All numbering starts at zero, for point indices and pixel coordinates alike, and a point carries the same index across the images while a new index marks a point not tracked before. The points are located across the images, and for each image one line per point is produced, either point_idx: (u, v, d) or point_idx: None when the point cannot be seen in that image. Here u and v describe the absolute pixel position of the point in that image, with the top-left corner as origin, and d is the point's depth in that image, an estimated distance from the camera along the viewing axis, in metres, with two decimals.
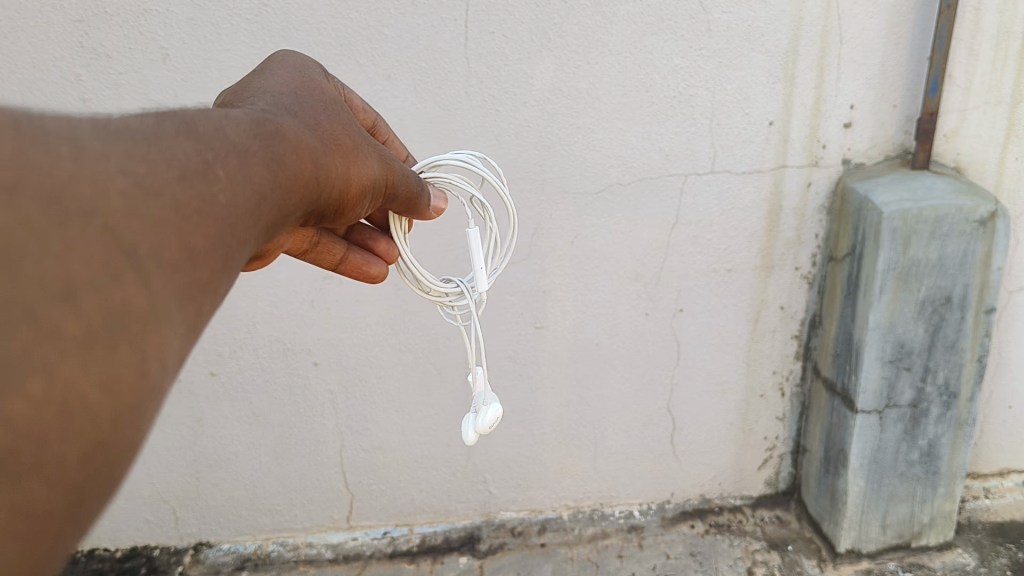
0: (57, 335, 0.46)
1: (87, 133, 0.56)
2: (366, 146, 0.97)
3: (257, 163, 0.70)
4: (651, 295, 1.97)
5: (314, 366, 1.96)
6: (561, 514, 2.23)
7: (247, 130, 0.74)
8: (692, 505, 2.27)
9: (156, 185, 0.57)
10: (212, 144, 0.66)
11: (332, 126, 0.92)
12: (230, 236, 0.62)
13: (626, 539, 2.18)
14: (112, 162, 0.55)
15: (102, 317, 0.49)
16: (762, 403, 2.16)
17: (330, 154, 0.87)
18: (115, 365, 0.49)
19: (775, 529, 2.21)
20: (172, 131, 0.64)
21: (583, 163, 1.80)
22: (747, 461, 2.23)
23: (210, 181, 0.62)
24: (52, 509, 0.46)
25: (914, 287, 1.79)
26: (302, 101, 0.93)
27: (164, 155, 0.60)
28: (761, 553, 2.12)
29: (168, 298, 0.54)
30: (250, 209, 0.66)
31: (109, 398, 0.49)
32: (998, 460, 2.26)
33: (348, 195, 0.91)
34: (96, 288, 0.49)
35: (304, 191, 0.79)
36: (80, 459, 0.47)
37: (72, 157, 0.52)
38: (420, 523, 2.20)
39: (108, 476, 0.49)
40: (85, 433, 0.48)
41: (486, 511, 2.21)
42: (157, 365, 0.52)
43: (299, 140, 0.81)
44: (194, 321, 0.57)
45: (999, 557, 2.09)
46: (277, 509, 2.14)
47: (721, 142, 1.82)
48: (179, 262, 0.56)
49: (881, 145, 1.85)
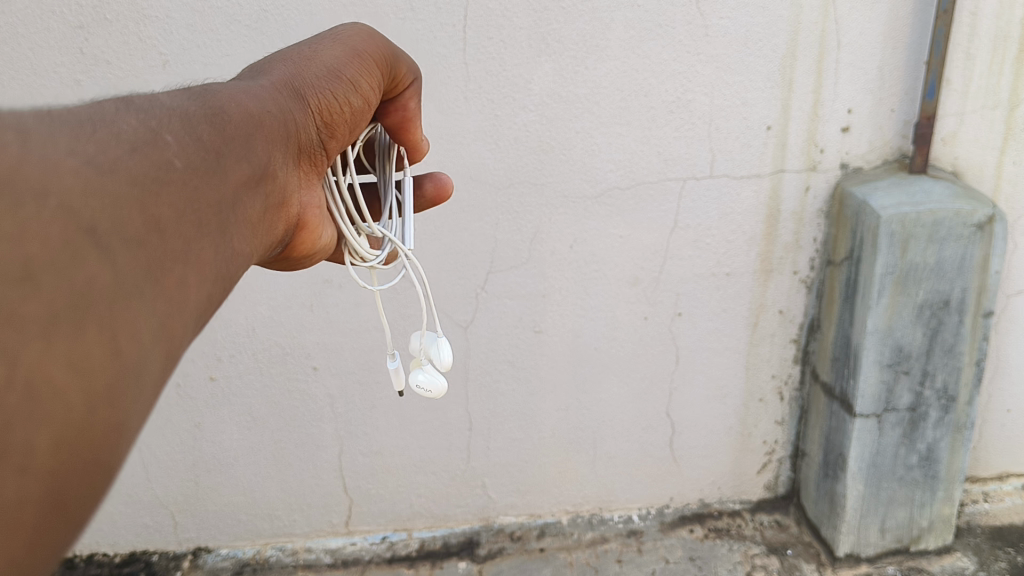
0: (17, 317, 0.43)
1: (32, 121, 0.56)
2: (318, 49, 0.95)
3: (203, 121, 0.71)
4: (651, 298, 1.97)
5: (313, 370, 1.96)
6: (560, 518, 2.23)
7: (179, 95, 0.74)
8: (692, 509, 2.27)
9: (108, 163, 0.56)
10: (153, 112, 0.67)
11: (267, 71, 0.92)
12: (193, 201, 0.62)
13: (626, 543, 2.18)
14: (59, 143, 0.54)
15: (66, 297, 0.46)
16: (761, 407, 2.16)
17: (276, 95, 0.88)
18: (83, 346, 0.46)
19: (774, 533, 2.21)
20: (112, 109, 0.65)
21: (583, 167, 1.81)
22: (746, 465, 2.23)
23: (164, 150, 0.63)
24: (25, 497, 0.41)
25: (913, 291, 1.79)
26: (260, 67, 0.94)
27: (110, 133, 0.60)
28: (760, 557, 2.13)
29: (133, 273, 0.52)
30: (209, 167, 0.67)
31: (81, 379, 0.45)
32: (997, 463, 2.26)
33: (318, 111, 0.90)
34: (56, 267, 0.46)
35: (268, 140, 0.81)
36: (54, 446, 0.43)
37: (20, 143, 0.51)
38: (420, 527, 2.20)
39: (92, 465, 0.45)
40: (59, 419, 0.43)
41: (486, 516, 2.21)
42: (128, 342, 0.49)
43: (247, 106, 0.80)
44: (176, 295, 0.56)
45: (998, 561, 2.09)
46: (276, 514, 2.13)
47: (720, 146, 1.83)
48: (145, 236, 0.55)
49: (879, 149, 1.86)
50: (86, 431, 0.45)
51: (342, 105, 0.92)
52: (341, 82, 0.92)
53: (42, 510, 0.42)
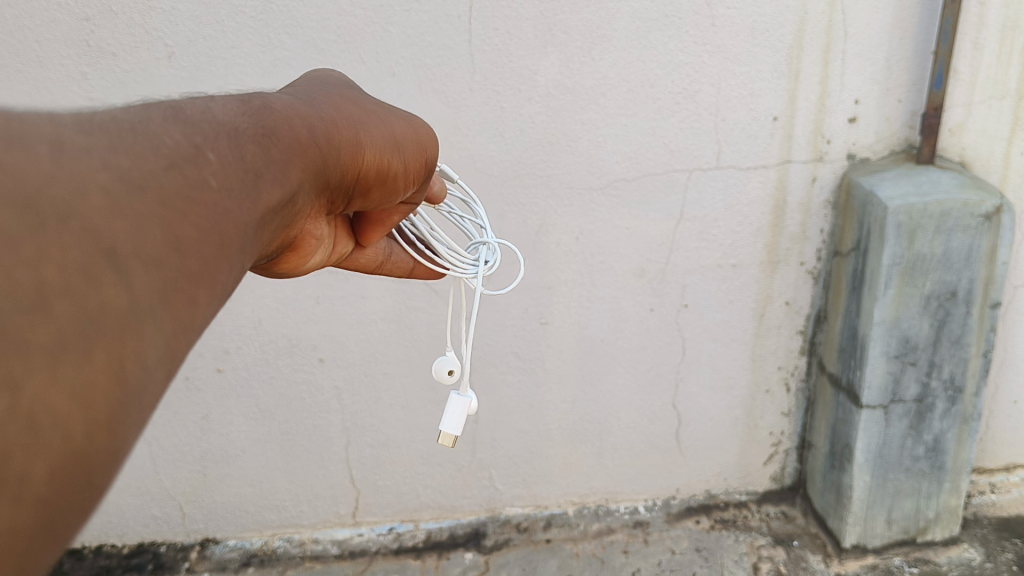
0: (24, 347, 0.42)
1: (67, 129, 0.54)
2: (379, 115, 0.98)
3: (248, 142, 0.69)
4: (657, 290, 1.97)
5: (320, 362, 1.97)
6: (566, 510, 2.24)
7: (234, 107, 0.72)
8: (698, 500, 2.27)
9: (140, 179, 0.54)
10: (201, 126, 0.65)
11: (335, 100, 0.93)
12: (225, 219, 0.59)
13: (632, 535, 2.18)
14: (91, 155, 0.53)
15: (75, 324, 0.45)
16: (767, 398, 2.16)
17: (331, 124, 0.87)
18: (87, 371, 0.44)
19: (780, 525, 2.21)
20: (159, 117, 0.63)
21: (589, 159, 1.80)
22: (752, 456, 2.23)
23: (201, 167, 0.60)
24: (17, 527, 0.40)
25: (919, 282, 1.78)
26: (306, 86, 0.95)
27: (149, 142, 0.58)
28: (766, 548, 2.13)
29: (152, 297, 0.50)
30: (246, 189, 0.64)
31: (83, 409, 0.44)
32: (1004, 455, 2.26)
33: (362, 161, 0.91)
34: (70, 293, 0.45)
35: (306, 160, 0.78)
36: (49, 475, 0.42)
37: (49, 155, 0.50)
38: (426, 519, 2.21)
39: (84, 490, 0.44)
40: (55, 448, 0.42)
41: (492, 507, 2.22)
42: (137, 366, 0.47)
43: (290, 115, 0.79)
44: (188, 316, 0.52)
45: (1005, 552, 2.09)
46: (284, 506, 2.14)
47: (727, 137, 1.82)
48: (167, 256, 0.52)
49: (886, 139, 1.85)
50: (82, 462, 0.43)
51: (386, 167, 0.95)
52: (387, 146, 0.96)
53: (33, 536, 0.41)
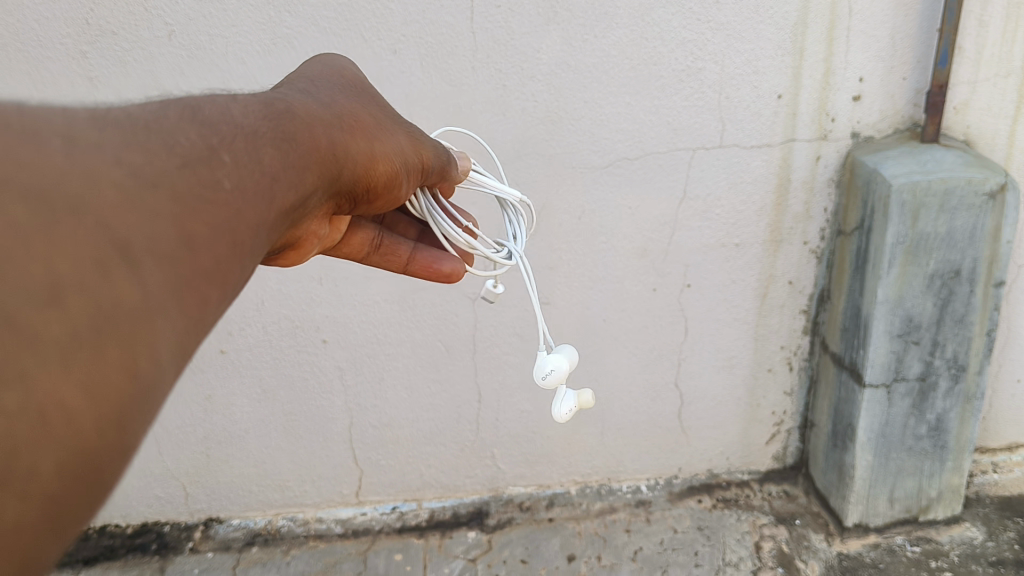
0: (33, 343, 0.44)
1: (84, 124, 0.58)
2: (389, 125, 1.01)
3: (265, 145, 0.73)
4: (660, 269, 1.96)
5: (323, 343, 1.97)
6: (568, 489, 2.24)
7: (255, 111, 0.76)
8: (700, 480, 2.27)
9: (154, 176, 0.57)
10: (219, 128, 0.69)
11: (351, 106, 0.95)
12: (239, 219, 0.63)
13: (634, 513, 2.19)
14: (107, 153, 0.56)
15: (87, 320, 0.48)
16: (770, 377, 2.16)
17: (346, 130, 0.90)
18: (99, 367, 0.47)
19: (782, 503, 2.22)
20: (177, 116, 0.67)
21: (592, 138, 1.79)
22: (755, 435, 2.24)
23: (214, 168, 0.64)
24: (22, 519, 0.43)
25: (923, 261, 1.78)
26: (323, 85, 0.97)
27: (167, 142, 0.62)
28: (768, 527, 2.13)
29: (163, 294, 0.53)
30: (262, 189, 0.68)
31: (93, 402, 0.47)
32: (1006, 434, 2.26)
33: (375, 170, 0.94)
34: (81, 289, 0.48)
35: (322, 165, 0.83)
36: (56, 470, 0.44)
37: (64, 149, 0.54)
38: (429, 498, 2.22)
39: (92, 483, 0.47)
40: (63, 443, 0.45)
41: (495, 486, 2.22)
42: (149, 362, 0.50)
43: (308, 121, 0.83)
44: (199, 313, 0.56)
45: (1007, 531, 2.09)
46: (287, 485, 2.15)
47: (730, 115, 1.81)
48: (178, 253, 0.55)
49: (890, 118, 1.83)
50: (90, 454, 0.46)
51: (395, 180, 0.98)
52: (397, 161, 0.98)
53: (40, 527, 0.44)
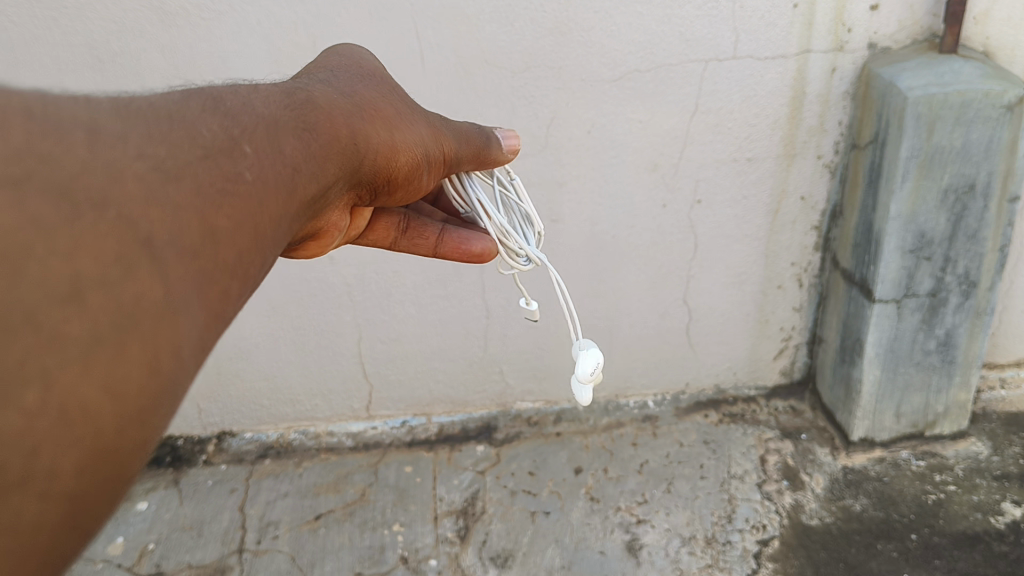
0: (59, 339, 0.49)
1: (111, 115, 0.63)
2: (411, 114, 1.05)
3: (279, 139, 0.78)
4: (670, 185, 1.94)
5: (330, 260, 1.96)
6: (576, 404, 2.26)
7: (271, 103, 0.82)
8: (707, 395, 2.29)
9: (174, 170, 0.62)
10: (236, 120, 0.74)
11: (369, 93, 1.00)
12: (256, 212, 0.69)
13: (641, 427, 2.22)
14: (130, 145, 0.61)
15: (109, 317, 0.52)
16: (780, 294, 2.15)
17: (362, 120, 0.95)
18: (121, 366, 0.52)
19: (788, 418, 2.23)
20: (198, 108, 0.72)
21: (602, 50, 1.74)
22: (763, 351, 2.24)
23: (232, 163, 0.69)
24: (43, 522, 0.47)
25: (937, 175, 1.75)
26: (345, 74, 1.02)
27: (187, 136, 0.67)
28: (774, 441, 2.15)
29: (182, 288, 0.58)
30: (274, 183, 0.73)
31: (114, 399, 0.51)
32: (1015, 350, 2.26)
33: (392, 160, 1.00)
34: (104, 285, 0.53)
35: (335, 158, 0.88)
36: (77, 469, 0.49)
37: (88, 140, 0.58)
38: (438, 413, 2.24)
39: (114, 478, 0.52)
40: (86, 438, 0.50)
41: (503, 402, 2.24)
42: (170, 360, 0.55)
43: (321, 114, 0.89)
44: (214, 308, 0.61)
45: (1012, 446, 2.11)
46: (298, 401, 2.17)
47: (745, 25, 1.76)
48: (196, 249, 0.60)
49: (909, 28, 1.78)
50: (111, 449, 0.51)
51: (414, 170, 1.03)
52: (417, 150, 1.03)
53: (58, 528, 0.48)
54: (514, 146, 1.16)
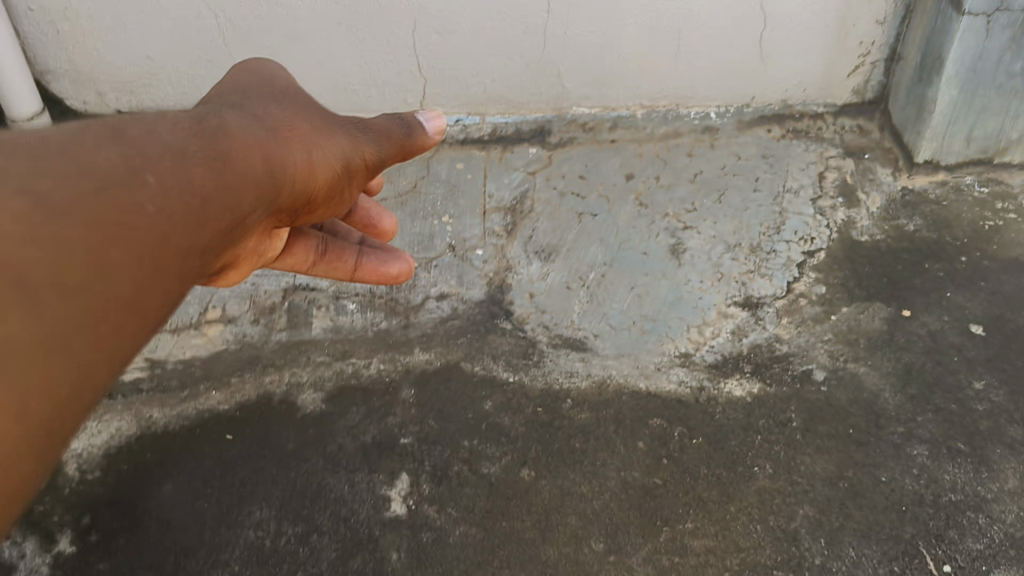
0: (33, 305, 0.65)
1: (20, 152, 0.73)
2: (336, 127, 1.22)
3: (197, 164, 0.89)
4: None
5: None
6: (634, 113, 2.21)
7: (180, 128, 0.93)
8: (772, 111, 2.21)
9: (90, 189, 0.75)
10: (142, 144, 0.85)
11: (289, 117, 1.14)
12: (189, 228, 0.84)
13: (699, 140, 2.18)
14: (44, 176, 0.72)
15: (64, 301, 0.67)
16: (865, 3, 2.00)
17: (281, 138, 1.08)
18: (67, 326, 0.67)
19: (854, 138, 2.16)
20: (94, 137, 0.82)
21: None
22: (837, 67, 2.13)
23: (139, 180, 0.81)
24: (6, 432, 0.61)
25: None
26: (264, 98, 1.15)
27: (89, 162, 0.77)
28: (835, 159, 2.10)
29: (120, 277, 0.74)
30: (195, 204, 0.85)
31: (62, 331, 0.66)
32: None
33: (319, 181, 1.14)
34: (65, 274, 0.68)
35: (260, 191, 0.99)
36: (38, 403, 0.64)
37: (16, 180, 0.69)
38: (492, 114, 2.21)
39: (63, 403, 0.66)
40: (45, 402, 0.64)
41: (559, 106, 2.20)
42: (115, 349, 0.72)
43: (240, 136, 1.00)
44: (150, 280, 0.78)
45: None
46: (353, 90, 2.14)
47: None
48: (121, 226, 0.75)
49: None
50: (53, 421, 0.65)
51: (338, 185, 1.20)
52: (334, 163, 1.18)
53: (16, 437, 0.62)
54: (437, 127, 1.37)
